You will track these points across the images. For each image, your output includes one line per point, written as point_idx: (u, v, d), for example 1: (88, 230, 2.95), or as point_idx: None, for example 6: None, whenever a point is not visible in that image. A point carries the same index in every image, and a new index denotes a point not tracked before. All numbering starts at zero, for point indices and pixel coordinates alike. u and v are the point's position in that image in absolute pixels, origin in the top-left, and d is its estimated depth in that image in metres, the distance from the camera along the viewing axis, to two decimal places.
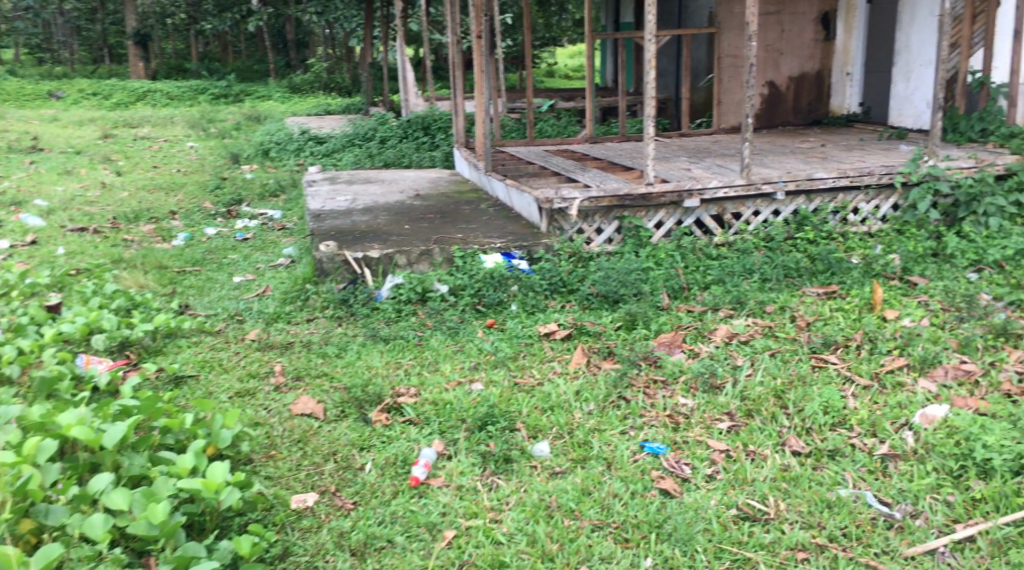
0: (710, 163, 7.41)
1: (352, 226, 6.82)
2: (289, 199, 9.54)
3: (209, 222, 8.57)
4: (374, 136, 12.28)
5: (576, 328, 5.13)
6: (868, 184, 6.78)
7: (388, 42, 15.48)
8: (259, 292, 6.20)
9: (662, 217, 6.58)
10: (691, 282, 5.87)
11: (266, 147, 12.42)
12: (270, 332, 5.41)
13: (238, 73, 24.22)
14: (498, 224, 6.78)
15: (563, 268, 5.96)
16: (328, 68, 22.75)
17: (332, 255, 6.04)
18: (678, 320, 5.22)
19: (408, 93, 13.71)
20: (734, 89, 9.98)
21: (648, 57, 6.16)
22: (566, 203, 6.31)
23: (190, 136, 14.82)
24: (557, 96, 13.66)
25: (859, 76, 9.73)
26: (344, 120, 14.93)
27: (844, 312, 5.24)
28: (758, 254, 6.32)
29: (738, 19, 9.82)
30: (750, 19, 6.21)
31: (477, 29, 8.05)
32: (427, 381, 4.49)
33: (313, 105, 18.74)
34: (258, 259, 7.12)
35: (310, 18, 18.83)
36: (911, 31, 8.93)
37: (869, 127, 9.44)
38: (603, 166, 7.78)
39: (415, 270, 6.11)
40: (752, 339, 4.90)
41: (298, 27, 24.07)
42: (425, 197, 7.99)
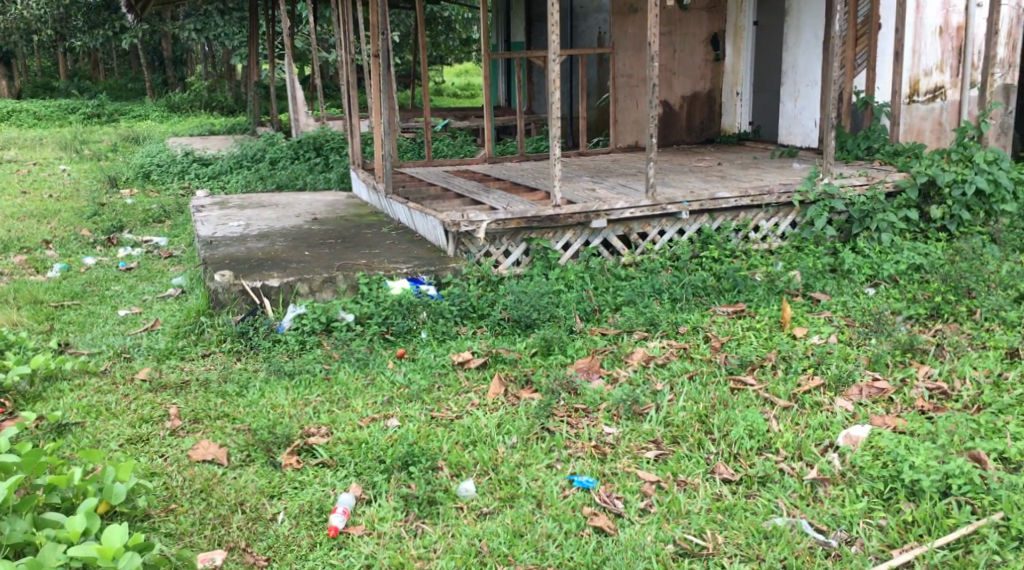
0: (613, 183, 7.39)
1: (247, 253, 6.51)
2: (175, 225, 9.09)
3: (88, 251, 8.07)
4: (264, 157, 11.89)
5: (491, 356, 4.98)
6: (768, 203, 6.87)
7: (275, 60, 15.06)
8: (148, 326, 5.82)
9: (570, 238, 6.51)
10: (602, 304, 5.81)
11: (147, 169, 11.86)
12: (163, 370, 5.07)
13: (111, 91, 23.24)
14: (402, 249, 6.57)
15: (473, 293, 5.81)
16: (209, 87, 22.06)
17: (228, 285, 5.74)
18: (593, 344, 5.13)
19: (298, 112, 13.36)
20: (629, 108, 10.04)
21: (553, 77, 6.08)
22: (472, 226, 6.16)
23: (62, 158, 14.05)
24: (451, 115, 13.52)
25: (748, 96, 9.94)
26: (230, 140, 14.43)
27: (756, 331, 5.22)
28: (665, 273, 6.31)
29: (632, 39, 9.89)
30: (652, 39, 6.22)
31: (373, 49, 7.85)
32: (338, 419, 4.25)
33: (194, 125, 18.09)
34: (144, 290, 6.71)
35: (189, 35, 18.19)
36: (798, 52, 9.18)
37: (761, 146, 9.64)
38: (505, 187, 7.68)
39: (317, 298, 5.86)
40: (669, 362, 4.85)
41: (175, 45, 23.31)
42: (323, 221, 7.72)
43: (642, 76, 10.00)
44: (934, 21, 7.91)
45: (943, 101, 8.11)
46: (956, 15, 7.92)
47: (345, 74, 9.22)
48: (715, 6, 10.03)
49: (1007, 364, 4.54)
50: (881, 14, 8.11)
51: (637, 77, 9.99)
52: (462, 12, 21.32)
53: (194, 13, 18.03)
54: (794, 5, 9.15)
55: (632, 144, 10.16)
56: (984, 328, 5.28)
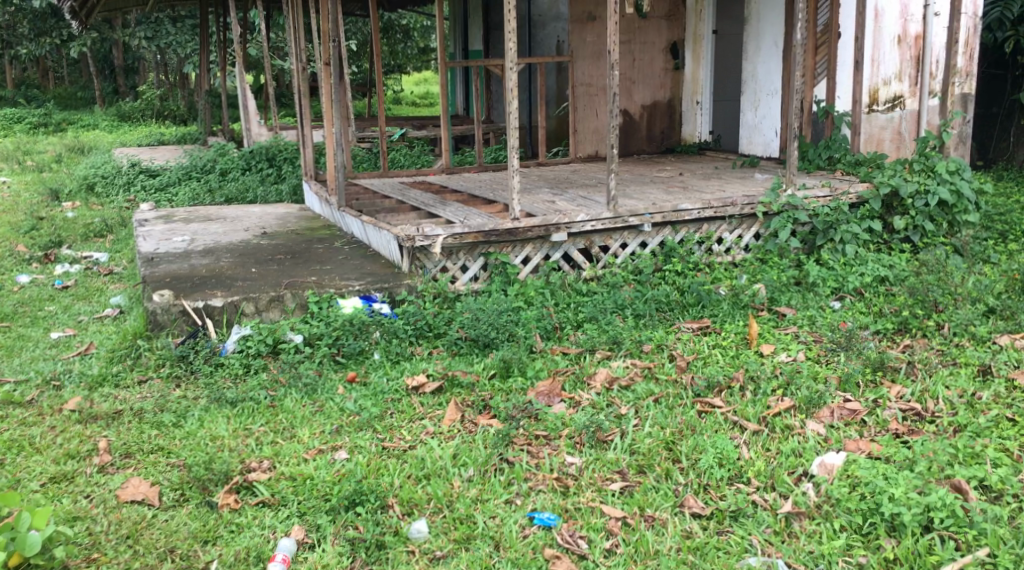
0: (573, 195, 7.17)
1: (189, 271, 6.19)
2: (117, 240, 8.72)
3: (23, 268, 7.68)
4: (214, 168, 11.53)
5: (447, 380, 4.72)
6: (732, 214, 6.69)
7: (226, 68, 14.67)
8: (82, 350, 5.49)
9: (530, 252, 6.29)
10: (562, 321, 5.59)
11: (91, 181, 11.44)
12: (94, 399, 4.75)
13: (60, 100, 22.67)
14: (354, 264, 6.30)
15: (428, 311, 5.57)
16: (161, 96, 21.58)
17: (168, 306, 5.43)
18: (554, 364, 4.91)
19: (250, 122, 13.00)
20: (589, 118, 9.86)
21: (510, 86, 5.85)
22: (428, 241, 5.91)
23: (3, 170, 13.55)
24: (408, 124, 13.24)
25: (708, 104, 9.81)
26: (180, 150, 14.01)
27: (722, 349, 5.01)
28: (626, 288, 6.11)
29: (591, 48, 9.73)
30: (612, 47, 6.02)
31: (324, 57, 7.58)
32: (282, 451, 3.98)
33: (143, 134, 17.63)
34: (79, 310, 6.37)
35: (139, 43, 17.73)
36: (758, 61, 9.05)
37: (721, 155, 9.50)
38: (463, 200, 7.43)
39: (264, 318, 5.57)
40: (634, 384, 4.63)
41: (127, 53, 22.81)
42: (272, 235, 7.41)
43: (602, 85, 9.83)
44: (892, 29, 7.80)
45: (902, 110, 7.96)
46: (914, 24, 7.80)
47: (297, 83, 8.91)
48: (674, 14, 9.89)
49: (981, 383, 4.36)
50: (841, 23, 8.02)
51: (596, 86, 9.82)
52: (420, 19, 21.05)
53: (143, 20, 17.58)
54: (754, 12, 9.03)
55: (592, 153, 9.96)
56: (954, 344, 5.12)
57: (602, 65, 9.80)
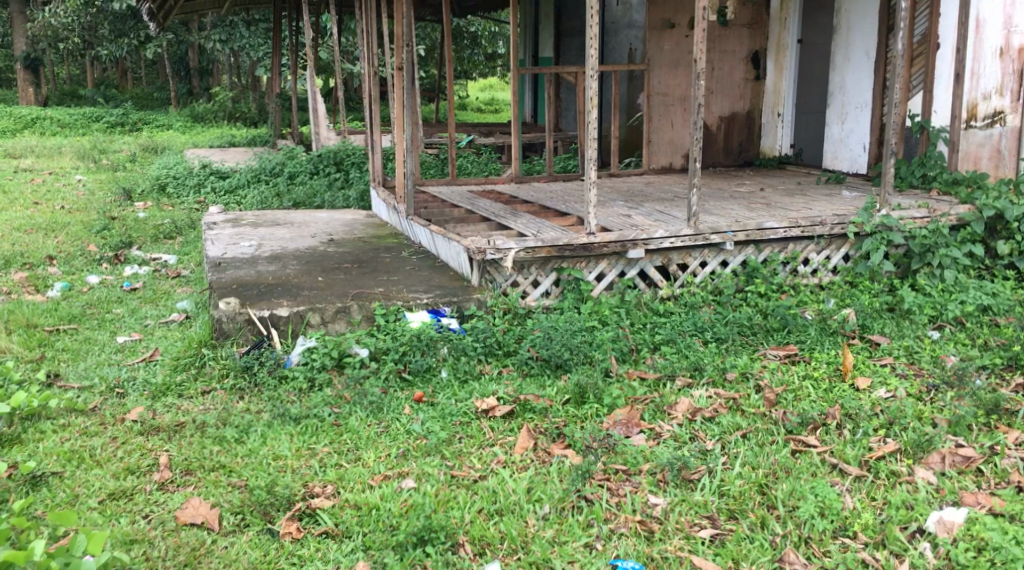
0: (649, 209, 6.88)
1: (256, 277, 6.06)
2: (186, 243, 8.68)
3: (92, 268, 7.66)
4: (282, 171, 11.48)
5: (519, 404, 4.48)
6: (820, 234, 6.32)
7: (298, 72, 14.66)
8: (147, 356, 5.38)
9: (604, 268, 6.01)
10: (639, 343, 5.32)
11: (163, 181, 11.48)
12: (157, 409, 4.63)
13: (137, 100, 23.07)
14: (422, 276, 6.11)
15: (498, 327, 5.34)
16: (233, 98, 21.80)
17: (233, 314, 5.29)
18: (631, 390, 4.63)
19: (319, 126, 12.97)
20: (664, 128, 9.54)
21: (591, 95, 5.60)
22: (499, 254, 5.68)
23: (79, 168, 13.71)
24: (477, 131, 13.07)
25: (790, 116, 9.44)
26: (249, 153, 14.04)
27: (814, 381, 4.67)
28: (706, 310, 5.81)
29: (668, 56, 9.41)
30: (698, 55, 5.73)
31: (397, 62, 7.41)
32: (346, 475, 3.80)
33: (215, 136, 17.79)
34: (146, 314, 6.28)
35: (213, 45, 17.89)
36: (846, 73, 8.65)
37: (803, 170, 9.10)
38: (534, 211, 7.20)
39: (330, 330, 5.39)
40: (718, 416, 4.33)
41: (201, 55, 23.12)
42: (339, 242, 7.26)
43: (679, 94, 9.52)
44: (994, 41, 7.24)
45: (1003, 127, 7.37)
46: (1018, 36, 7.21)
47: (369, 88, 8.79)
48: (756, 22, 9.55)
49: None
50: (939, 34, 7.61)
51: (673, 95, 9.50)
52: (489, 26, 20.91)
53: (218, 23, 17.74)
54: (843, 22, 8.65)
55: (666, 165, 9.64)
56: None
57: (680, 74, 9.48)
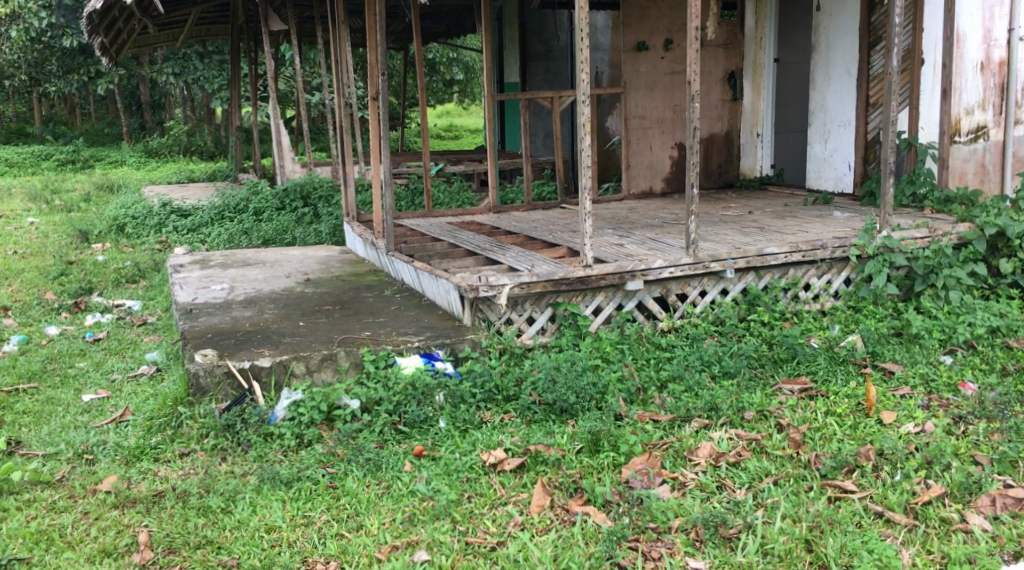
0: (641, 238, 6.61)
1: (232, 324, 5.68)
2: (150, 287, 8.26)
3: (51, 318, 7.22)
4: (247, 207, 11.08)
5: (528, 456, 4.16)
6: (821, 258, 6.08)
7: (257, 103, 14.24)
8: (117, 416, 4.98)
9: (601, 302, 5.72)
10: (646, 381, 5.03)
11: (121, 222, 11.01)
12: (131, 477, 4.26)
13: (88, 136, 22.46)
14: (410, 316, 5.77)
15: (497, 370, 5.03)
16: (189, 132, 21.32)
17: (211, 367, 4.89)
18: (645, 434, 4.33)
19: (283, 158, 12.59)
20: (642, 152, 9.29)
21: (584, 121, 5.34)
22: (493, 291, 5.35)
23: (30, 210, 13.18)
24: (445, 159, 12.76)
25: (769, 136, 9.26)
26: (209, 189, 13.59)
27: (838, 419, 4.40)
28: (710, 342, 5.54)
29: (644, 79, 9.17)
30: (692, 77, 5.49)
31: (370, 92, 7.10)
32: (350, 548, 3.55)
33: (172, 171, 17.29)
34: (113, 368, 5.88)
35: (167, 79, 17.43)
36: (827, 90, 8.49)
37: (787, 191, 8.92)
38: (520, 242, 6.91)
39: (316, 380, 5.03)
40: (743, 460, 4.04)
41: (153, 90, 22.60)
42: (317, 281, 6.91)
43: (657, 117, 9.29)
44: (974, 55, 7.20)
45: (986, 141, 7.39)
46: (998, 49, 7.19)
47: (339, 118, 8.46)
48: (732, 42, 9.39)
49: None
50: (923, 49, 7.41)
51: (650, 118, 9.26)
52: (446, 52, 20.58)
53: (172, 56, 17.29)
54: (821, 40, 8.49)
55: (646, 189, 9.38)
56: None
57: (657, 96, 9.25)
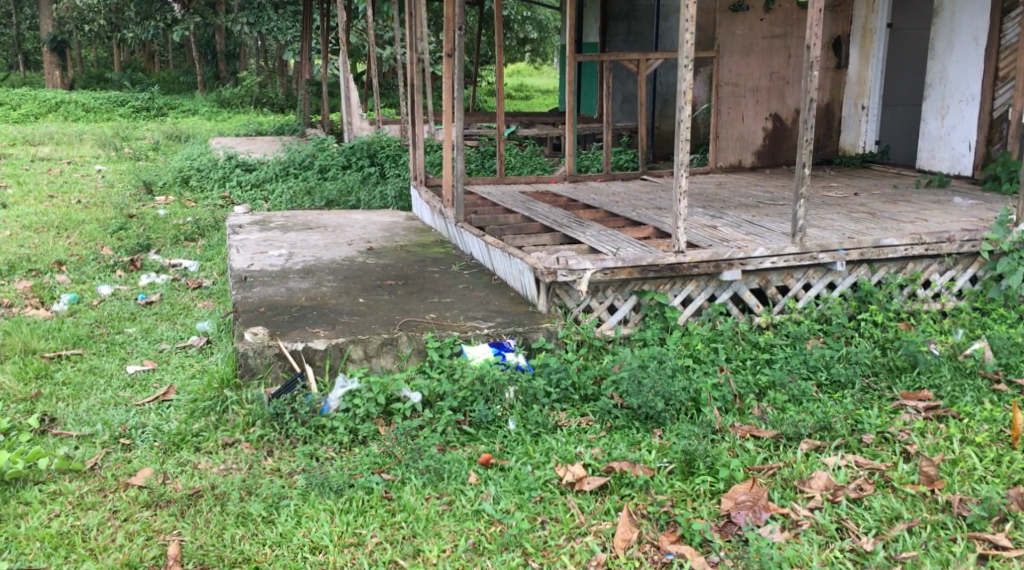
0: (737, 219, 5.97)
1: (287, 298, 5.21)
2: (209, 246, 7.87)
3: (105, 276, 6.86)
4: (313, 164, 10.64)
5: (611, 475, 3.64)
6: (947, 252, 5.42)
7: (328, 56, 13.74)
8: (159, 394, 4.55)
9: (691, 292, 5.12)
10: (743, 388, 4.44)
11: (186, 174, 10.68)
12: (167, 471, 3.82)
13: (163, 84, 22.31)
14: (479, 297, 5.24)
15: (574, 365, 4.48)
16: (261, 83, 21.02)
17: (261, 348, 4.41)
18: (746, 455, 3.78)
19: (352, 114, 12.10)
20: (733, 122, 8.55)
21: (684, 88, 4.69)
22: (572, 276, 4.79)
23: (99, 157, 12.95)
24: (518, 120, 12.15)
25: (876, 110, 8.47)
26: (277, 143, 13.22)
27: (978, 450, 3.81)
28: (814, 344, 4.90)
29: (740, 42, 8.41)
30: (812, 40, 4.81)
31: (445, 47, 6.51)
32: None
33: (242, 123, 17.00)
34: (162, 336, 5.46)
35: (240, 28, 17.05)
36: (949, 61, 7.67)
37: (894, 171, 8.15)
38: (601, 219, 6.33)
39: (374, 366, 4.54)
40: (866, 496, 3.48)
41: (228, 38, 22.33)
42: (380, 251, 6.41)
43: (752, 85, 8.52)
44: None
45: None
46: None
47: (411, 76, 7.88)
48: (840, 4, 8.56)
49: None
50: None
51: (744, 86, 8.50)
52: (521, 11, 19.89)
53: (246, 6, 16.90)
54: (945, 4, 7.66)
55: (735, 163, 8.66)
56: None
57: (753, 62, 8.48)
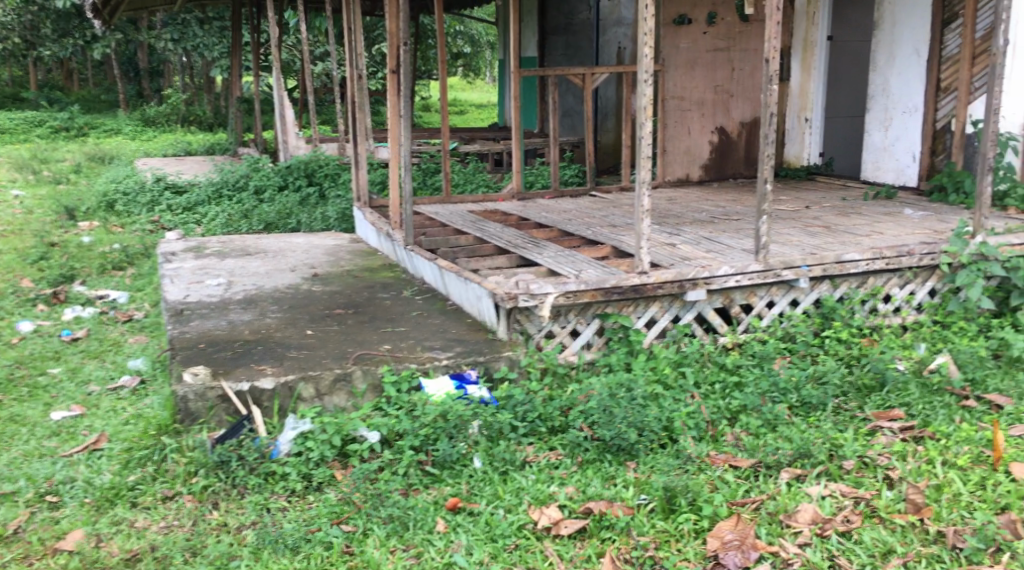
0: (695, 236, 5.85)
1: (228, 332, 4.89)
2: (138, 275, 7.45)
3: (26, 311, 6.42)
4: (247, 185, 10.26)
5: (589, 517, 3.46)
6: (907, 266, 5.35)
7: (260, 72, 13.15)
8: (89, 443, 4.17)
9: (655, 313, 4.94)
10: (714, 414, 4.26)
11: (111, 198, 10.20)
12: (101, 533, 3.49)
13: (83, 103, 21.53)
14: (435, 325, 5.00)
15: (539, 396, 4.26)
16: (187, 100, 20.41)
17: (203, 390, 4.08)
18: (727, 488, 3.63)
19: (286, 133, 11.74)
20: (680, 136, 8.47)
21: (645, 104, 4.53)
22: (534, 300, 4.57)
23: (17, 181, 12.34)
24: (458, 136, 11.93)
25: (820, 122, 8.46)
26: (208, 163, 12.77)
27: (961, 473, 3.71)
28: (782, 363, 4.74)
29: (684, 56, 8.32)
30: (770, 54, 4.70)
31: (389, 63, 6.26)
32: None
33: (169, 142, 16.44)
34: (90, 377, 5.08)
35: (164, 45, 16.52)
36: (891, 73, 7.69)
37: (840, 182, 8.15)
38: (554, 238, 6.15)
39: (327, 404, 4.26)
40: (854, 529, 3.37)
41: (151, 54, 21.67)
42: (325, 277, 6.11)
43: (697, 98, 8.44)
44: None
45: None
46: None
47: (351, 92, 7.60)
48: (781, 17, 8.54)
49: None
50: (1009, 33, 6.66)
51: (689, 99, 8.41)
52: (453, 26, 19.71)
53: (171, 22, 16.37)
54: (885, 16, 7.68)
55: (682, 177, 8.59)
56: None
57: (698, 75, 8.40)
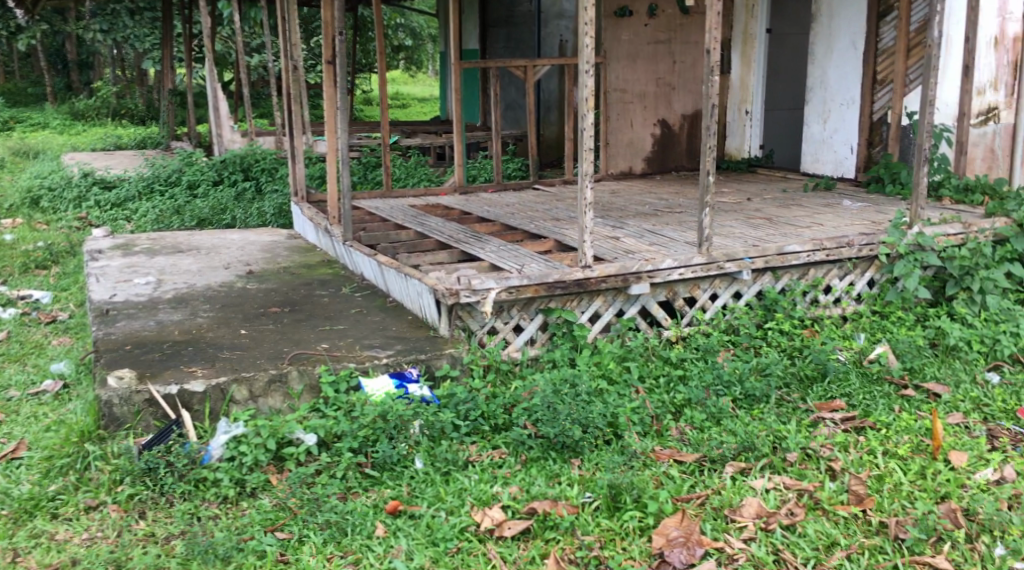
0: (638, 229, 5.80)
1: (157, 333, 4.71)
2: (63, 274, 7.18)
3: None
4: (180, 180, 9.98)
5: (533, 517, 3.38)
6: (847, 257, 5.38)
7: (192, 64, 12.87)
8: (7, 452, 3.94)
9: (598, 307, 4.88)
10: (659, 408, 4.22)
11: (36, 194, 9.83)
12: (18, 547, 3.31)
13: (9, 96, 20.80)
14: (374, 323, 4.88)
15: (481, 393, 4.18)
16: (118, 93, 19.85)
17: (128, 395, 3.93)
18: (672, 484, 3.59)
19: (221, 126, 11.45)
20: (623, 129, 8.43)
21: (586, 95, 4.46)
22: (476, 296, 4.48)
23: None
24: (399, 130, 11.76)
25: (759, 114, 8.50)
26: (139, 158, 12.40)
27: (902, 463, 3.72)
28: (726, 356, 4.72)
29: (626, 48, 8.27)
30: (710, 45, 4.67)
31: (324, 54, 6.10)
32: None
33: (99, 137, 15.96)
34: (9, 382, 4.85)
35: (93, 37, 16.02)
36: (828, 65, 7.74)
37: (780, 174, 8.20)
38: (497, 232, 6.06)
39: (261, 406, 4.12)
40: (799, 522, 3.35)
41: (80, 46, 21.02)
42: (260, 274, 5.94)
43: (639, 91, 8.41)
44: (989, 31, 6.54)
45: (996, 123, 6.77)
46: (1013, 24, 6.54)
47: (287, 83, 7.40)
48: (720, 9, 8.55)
49: None
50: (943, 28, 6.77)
51: (631, 92, 8.39)
52: (393, 19, 19.48)
53: (100, 13, 15.87)
54: (822, 9, 7.73)
55: (625, 170, 8.56)
56: None
57: (639, 68, 8.37)
